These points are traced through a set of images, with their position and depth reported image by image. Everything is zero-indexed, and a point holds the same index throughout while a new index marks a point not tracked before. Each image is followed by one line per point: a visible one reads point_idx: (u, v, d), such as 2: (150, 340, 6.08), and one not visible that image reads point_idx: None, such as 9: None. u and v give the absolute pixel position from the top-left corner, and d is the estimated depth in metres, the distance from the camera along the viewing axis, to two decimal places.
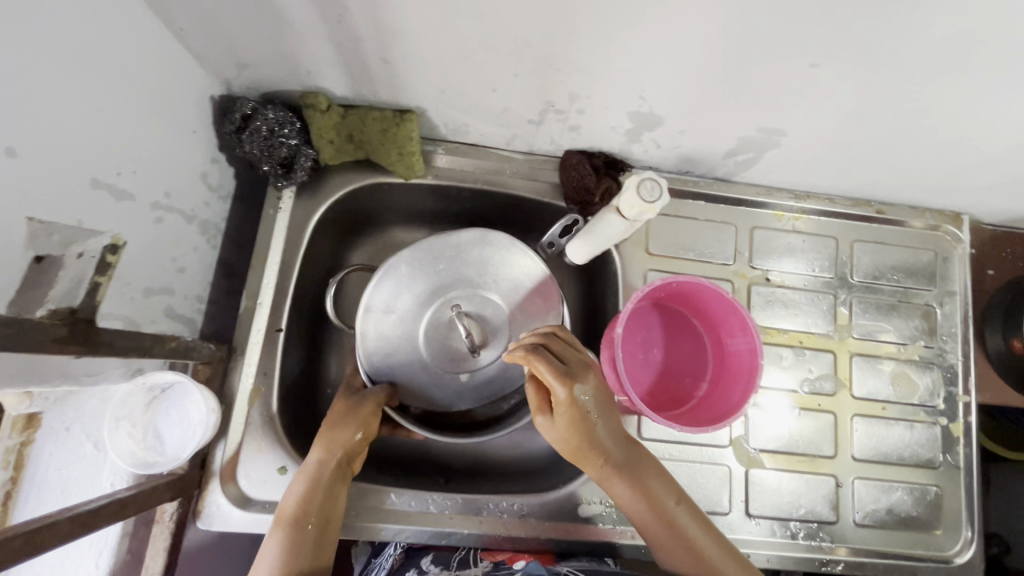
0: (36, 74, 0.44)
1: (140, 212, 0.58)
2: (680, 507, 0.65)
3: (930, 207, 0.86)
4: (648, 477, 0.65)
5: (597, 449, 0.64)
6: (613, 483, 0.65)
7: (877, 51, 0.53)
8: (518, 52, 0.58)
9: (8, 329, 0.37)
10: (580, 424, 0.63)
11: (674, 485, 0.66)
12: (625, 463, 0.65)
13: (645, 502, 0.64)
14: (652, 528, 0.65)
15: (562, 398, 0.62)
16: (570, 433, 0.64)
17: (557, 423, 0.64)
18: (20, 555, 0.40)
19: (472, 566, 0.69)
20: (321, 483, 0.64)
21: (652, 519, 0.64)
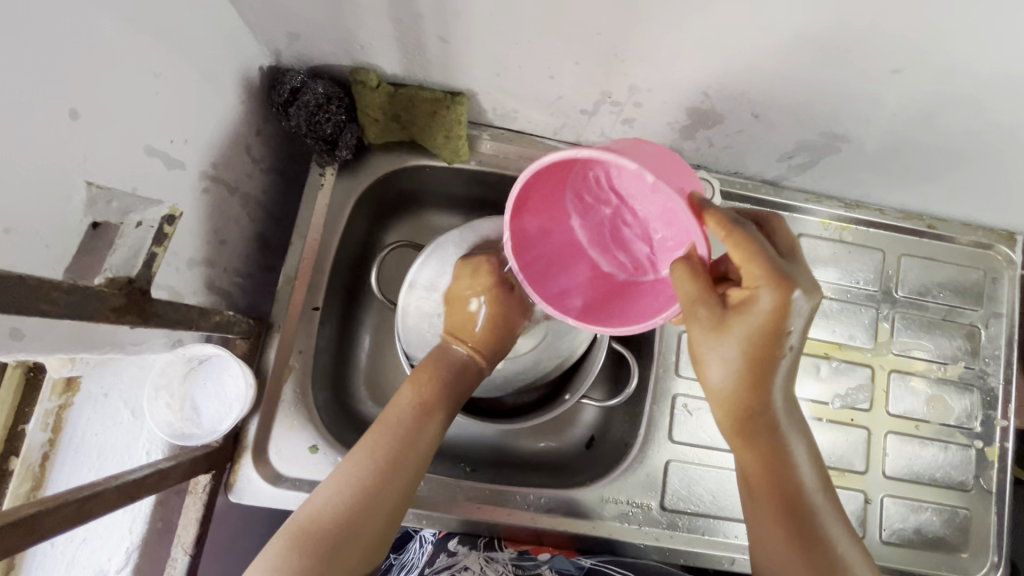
0: (100, 34, 0.42)
1: (190, 181, 0.57)
2: (815, 478, 0.56)
3: (983, 225, 0.84)
4: (780, 440, 0.54)
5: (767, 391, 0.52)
6: (745, 435, 0.54)
7: (962, 59, 0.51)
8: (583, 38, 0.56)
9: (71, 296, 0.36)
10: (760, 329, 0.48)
11: (807, 453, 0.56)
12: (773, 424, 0.54)
13: (771, 471, 0.54)
14: (769, 508, 0.54)
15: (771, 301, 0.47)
16: (773, 329, 0.48)
17: (781, 364, 0.50)
18: (69, 521, 0.41)
19: (499, 549, 0.71)
20: (428, 421, 0.60)
21: (773, 496, 0.54)
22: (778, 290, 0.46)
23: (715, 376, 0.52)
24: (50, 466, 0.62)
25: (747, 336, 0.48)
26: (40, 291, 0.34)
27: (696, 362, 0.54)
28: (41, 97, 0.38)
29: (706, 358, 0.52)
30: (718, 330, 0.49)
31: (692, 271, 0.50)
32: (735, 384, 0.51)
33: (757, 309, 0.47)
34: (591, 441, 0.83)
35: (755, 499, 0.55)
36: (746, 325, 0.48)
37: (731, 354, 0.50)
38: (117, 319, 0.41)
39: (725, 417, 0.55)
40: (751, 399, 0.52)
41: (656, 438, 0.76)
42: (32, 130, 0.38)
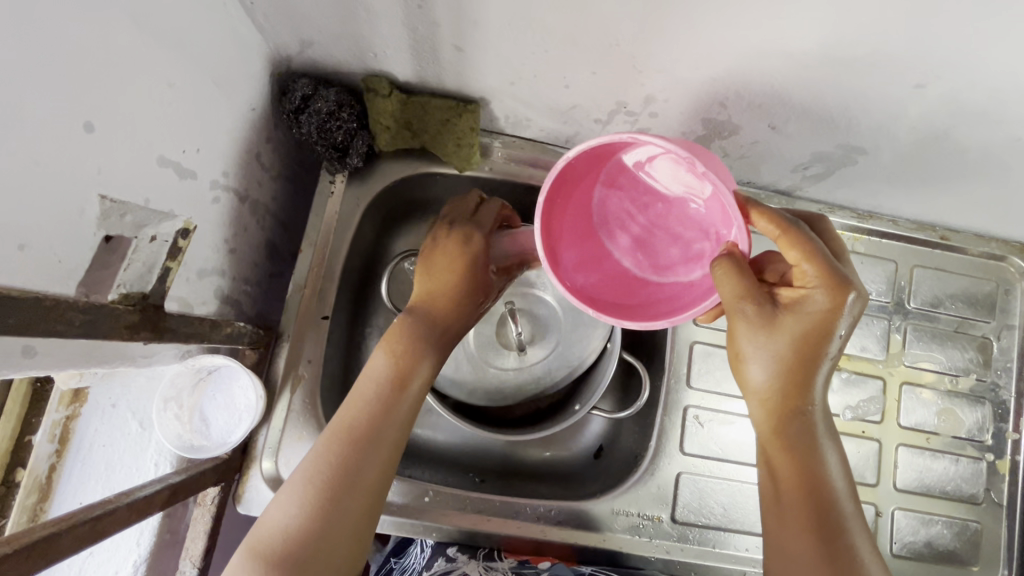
0: (115, 44, 0.42)
1: (202, 192, 0.56)
2: (848, 491, 0.54)
3: (997, 236, 0.83)
4: (816, 446, 0.53)
5: (804, 392, 0.52)
6: (784, 436, 0.53)
7: (983, 75, 0.51)
8: (601, 48, 0.55)
9: (86, 316, 0.36)
10: (811, 325, 0.50)
11: (843, 466, 0.54)
12: (812, 428, 0.53)
13: (805, 476, 0.52)
14: (796, 514, 0.52)
15: (823, 298, 0.50)
16: (823, 327, 0.50)
17: (823, 364, 0.52)
18: (82, 542, 0.40)
19: (498, 559, 0.71)
20: (402, 393, 0.59)
21: (801, 503, 0.52)
22: (832, 291, 0.49)
23: (758, 371, 0.53)
24: (56, 479, 0.61)
25: (793, 331, 0.51)
26: (55, 313, 0.33)
27: (737, 358, 0.55)
28: (56, 110, 0.37)
29: (748, 353, 0.53)
30: (767, 325, 0.51)
31: (734, 270, 0.50)
32: (776, 379, 0.52)
33: (809, 307, 0.50)
34: (600, 451, 0.82)
35: (783, 506, 0.53)
36: (796, 322, 0.51)
37: (774, 348, 0.51)
38: (130, 336, 0.41)
39: (763, 416, 0.54)
40: (792, 398, 0.53)
41: (667, 450, 0.75)
42: (47, 143, 0.37)
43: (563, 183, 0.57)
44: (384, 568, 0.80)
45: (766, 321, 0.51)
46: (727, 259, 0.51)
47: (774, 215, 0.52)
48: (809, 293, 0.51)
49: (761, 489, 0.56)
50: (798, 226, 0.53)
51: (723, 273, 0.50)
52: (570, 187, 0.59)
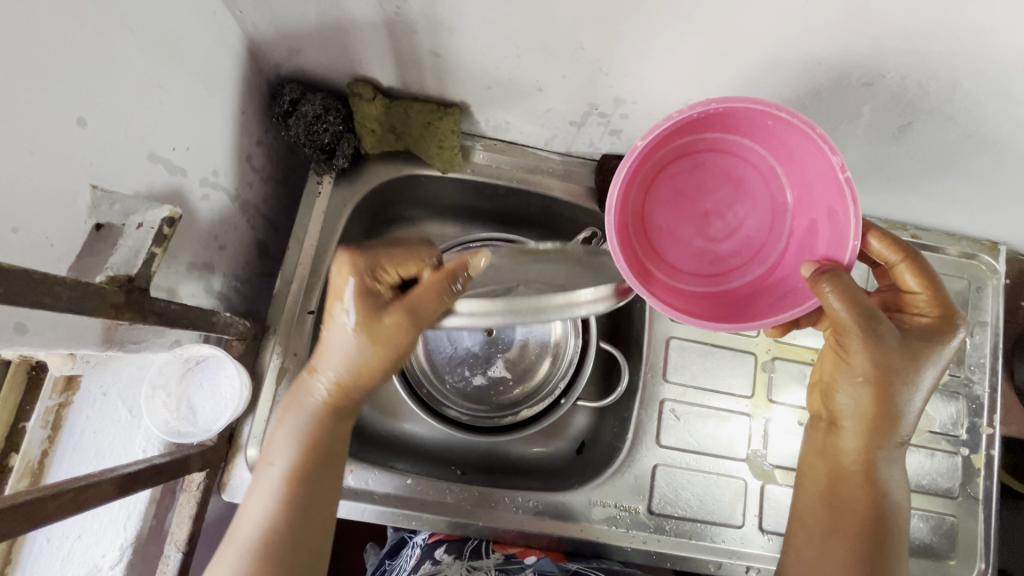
0: (109, 46, 0.45)
1: (191, 188, 0.59)
2: (903, 506, 0.59)
3: (966, 234, 0.85)
4: (889, 469, 0.58)
5: (896, 418, 0.56)
6: (869, 454, 0.57)
7: (926, 75, 0.54)
8: (569, 51, 0.59)
9: (73, 291, 0.38)
10: (925, 353, 0.55)
11: (904, 490, 0.59)
12: (892, 451, 0.57)
13: (874, 493, 0.57)
14: (854, 526, 0.57)
15: (936, 332, 0.56)
16: (928, 359, 0.55)
17: (918, 397, 0.56)
18: (65, 510, 0.42)
19: (484, 556, 0.71)
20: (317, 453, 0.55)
21: (863, 518, 0.57)
22: (946, 328, 0.56)
23: (863, 394, 0.55)
24: (48, 462, 0.63)
25: (910, 358, 0.54)
26: (44, 287, 0.35)
27: (842, 379, 0.57)
28: (50, 105, 0.40)
29: (851, 368, 0.55)
30: (887, 353, 0.53)
31: (853, 288, 0.52)
32: (874, 407, 0.55)
33: (929, 339, 0.55)
34: (582, 446, 0.85)
35: (844, 519, 0.57)
36: (918, 352, 0.54)
37: (890, 376, 0.54)
38: (115, 316, 0.43)
39: (854, 438, 0.57)
40: (887, 420, 0.56)
41: (644, 443, 0.77)
42: (43, 134, 0.40)
43: (712, 115, 0.59)
44: (381, 569, 0.81)
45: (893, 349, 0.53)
46: (843, 271, 0.53)
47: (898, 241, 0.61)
48: (924, 324, 0.56)
49: (820, 504, 0.59)
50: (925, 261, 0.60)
51: (845, 291, 0.52)
52: (695, 132, 0.61)
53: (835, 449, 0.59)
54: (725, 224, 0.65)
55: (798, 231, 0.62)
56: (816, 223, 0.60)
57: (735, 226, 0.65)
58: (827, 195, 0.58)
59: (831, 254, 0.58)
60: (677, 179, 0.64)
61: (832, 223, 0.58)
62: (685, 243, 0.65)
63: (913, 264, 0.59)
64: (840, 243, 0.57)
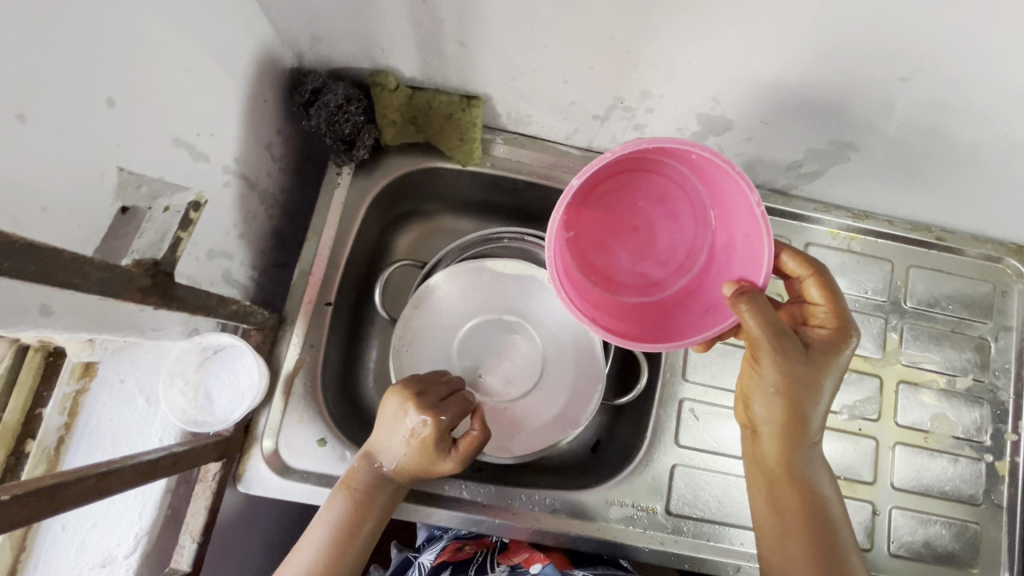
0: (137, 28, 0.44)
1: (213, 175, 0.59)
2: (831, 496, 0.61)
3: (992, 237, 0.84)
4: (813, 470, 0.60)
5: (808, 423, 0.57)
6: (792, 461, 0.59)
7: (969, 70, 0.52)
8: (597, 41, 0.58)
9: (102, 273, 0.37)
10: (827, 362, 0.56)
11: (834, 487, 0.61)
12: (807, 449, 0.59)
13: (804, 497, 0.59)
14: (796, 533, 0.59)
15: (829, 338, 0.57)
16: (828, 365, 0.56)
17: (825, 400, 0.57)
18: (86, 495, 0.42)
19: (490, 571, 0.71)
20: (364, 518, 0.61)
21: (800, 523, 0.59)
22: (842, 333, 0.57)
23: (774, 406, 0.56)
24: (65, 450, 0.62)
25: (814, 368, 0.55)
26: (74, 268, 0.35)
27: (755, 392, 0.57)
28: (80, 84, 0.40)
29: (759, 384, 0.56)
30: (793, 366, 0.54)
31: (760, 306, 0.53)
32: (786, 416, 0.56)
33: (828, 348, 0.56)
34: (597, 446, 0.84)
35: (787, 528, 0.59)
36: (819, 361, 0.56)
37: (796, 387, 0.55)
38: (141, 299, 0.42)
39: (772, 445, 0.58)
40: (799, 427, 0.57)
41: (663, 442, 0.76)
42: (72, 113, 0.40)
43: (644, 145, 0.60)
44: None
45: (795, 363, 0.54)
46: (759, 293, 0.54)
47: (803, 257, 0.61)
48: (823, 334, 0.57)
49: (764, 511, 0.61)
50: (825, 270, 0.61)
51: (752, 311, 0.53)
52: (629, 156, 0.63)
53: (759, 455, 0.60)
54: (653, 241, 0.69)
55: (720, 244, 0.65)
56: (734, 242, 0.63)
57: (661, 240, 0.69)
58: (743, 219, 0.60)
59: (746, 274, 0.59)
60: (608, 196, 0.67)
61: (747, 244, 0.60)
62: (617, 257, 0.69)
63: (817, 282, 0.60)
64: (757, 270, 0.57)
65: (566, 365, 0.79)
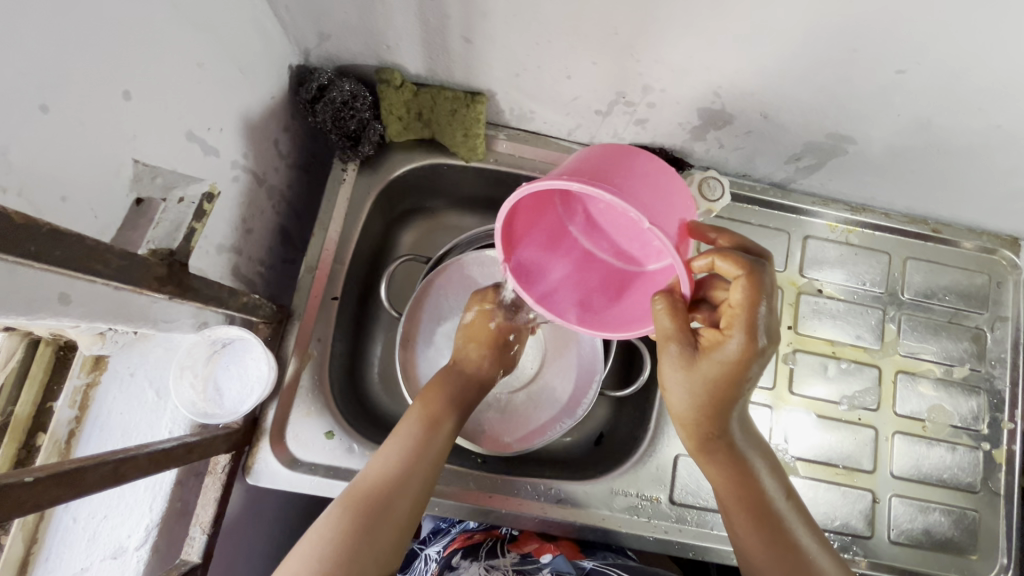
0: (152, 23, 0.45)
1: (223, 169, 0.60)
2: (777, 483, 0.61)
3: (987, 229, 0.85)
4: (742, 459, 0.60)
5: (721, 418, 0.57)
6: (715, 453, 0.60)
7: (963, 63, 0.54)
8: (600, 36, 0.59)
9: (122, 261, 0.38)
10: (730, 364, 0.53)
11: (772, 471, 0.62)
12: (727, 441, 0.59)
13: (736, 488, 0.60)
14: (738, 520, 0.60)
15: (735, 344, 0.52)
16: (734, 367, 0.53)
17: (735, 398, 0.56)
18: (104, 482, 0.42)
19: (501, 556, 0.71)
20: (424, 453, 0.61)
21: (742, 509, 0.60)
22: (745, 338, 0.52)
23: (676, 404, 0.58)
24: (76, 442, 0.62)
25: (713, 369, 0.54)
26: (96, 254, 0.36)
27: (664, 392, 0.59)
28: (97, 77, 0.41)
29: (669, 385, 0.58)
30: (687, 368, 0.55)
31: (673, 309, 0.54)
32: (694, 413, 0.57)
33: (723, 354, 0.53)
34: (601, 438, 0.85)
35: (728, 516, 0.61)
36: (714, 367, 0.54)
37: (693, 387, 0.56)
38: (158, 288, 0.43)
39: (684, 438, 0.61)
40: (712, 423, 0.58)
41: (666, 433, 0.77)
42: (91, 106, 0.41)
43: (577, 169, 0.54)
44: None
45: (687, 365, 0.55)
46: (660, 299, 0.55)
47: (737, 256, 0.53)
48: (726, 339, 0.53)
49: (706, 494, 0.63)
50: (760, 268, 0.52)
51: (663, 312, 0.54)
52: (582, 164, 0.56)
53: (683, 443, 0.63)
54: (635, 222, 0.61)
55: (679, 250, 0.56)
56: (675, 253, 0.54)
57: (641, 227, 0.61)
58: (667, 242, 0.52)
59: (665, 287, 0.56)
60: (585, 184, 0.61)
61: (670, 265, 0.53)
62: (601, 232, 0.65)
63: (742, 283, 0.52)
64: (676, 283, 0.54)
65: (570, 348, 0.81)
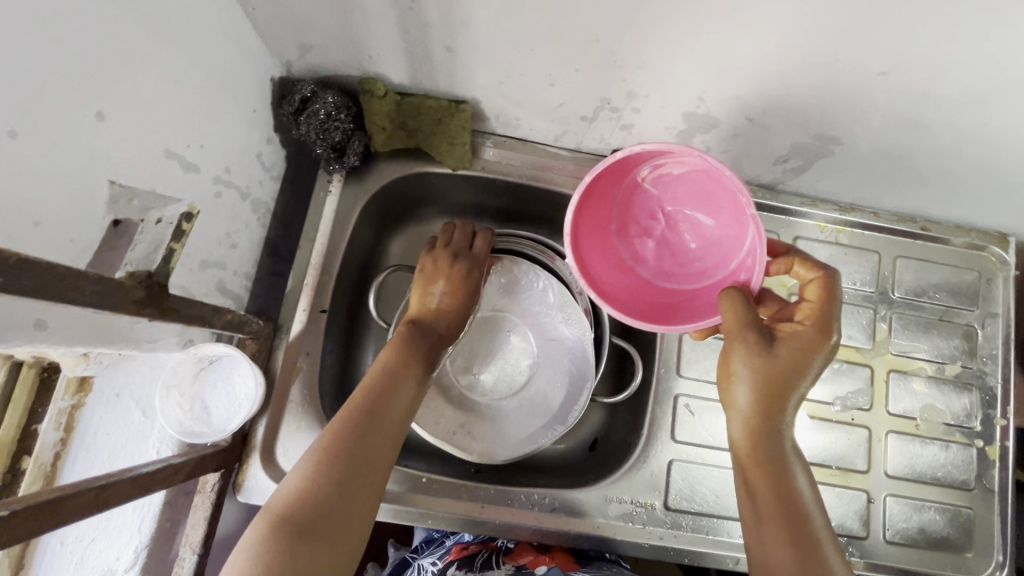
0: (126, 42, 0.45)
1: (205, 185, 0.59)
2: (815, 503, 0.56)
3: (975, 226, 0.85)
4: (787, 465, 0.57)
5: (779, 411, 0.57)
6: (764, 451, 0.57)
7: (945, 65, 0.54)
8: (582, 44, 0.58)
9: (96, 286, 0.38)
10: (805, 352, 0.57)
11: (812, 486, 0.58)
12: (781, 445, 0.57)
13: (776, 490, 0.56)
14: (771, 524, 0.54)
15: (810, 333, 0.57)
16: (805, 356, 0.56)
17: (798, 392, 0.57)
18: (86, 509, 0.42)
19: (496, 567, 0.72)
20: (387, 414, 0.59)
21: (779, 514, 0.55)
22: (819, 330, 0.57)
23: (739, 390, 0.58)
24: (61, 466, 0.62)
25: (784, 357, 0.56)
26: (69, 282, 0.35)
27: (727, 380, 0.60)
28: (68, 100, 0.40)
29: (735, 373, 0.58)
30: (759, 353, 0.57)
31: (742, 301, 0.58)
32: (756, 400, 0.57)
33: (800, 342, 0.57)
34: (595, 443, 0.85)
35: (761, 521, 0.55)
36: (794, 352, 0.57)
37: (761, 374, 0.57)
38: (136, 311, 0.43)
39: (739, 434, 0.59)
40: (769, 416, 0.57)
41: (660, 438, 0.76)
42: (62, 129, 0.40)
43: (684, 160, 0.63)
44: None
45: (767, 349, 0.57)
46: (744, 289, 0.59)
47: (813, 261, 0.62)
48: (804, 330, 0.58)
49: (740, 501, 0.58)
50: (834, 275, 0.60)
51: (733, 301, 0.58)
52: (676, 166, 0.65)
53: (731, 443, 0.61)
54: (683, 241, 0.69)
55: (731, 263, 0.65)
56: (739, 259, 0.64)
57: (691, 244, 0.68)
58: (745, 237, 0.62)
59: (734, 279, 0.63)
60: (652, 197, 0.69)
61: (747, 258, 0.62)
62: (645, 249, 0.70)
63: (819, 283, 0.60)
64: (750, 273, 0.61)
65: (560, 364, 0.79)
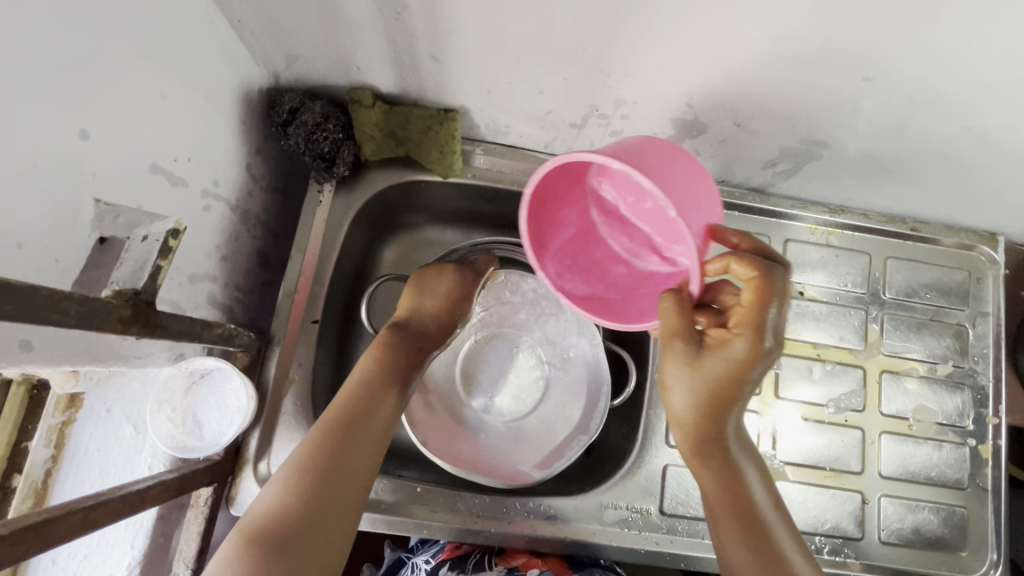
0: (109, 60, 0.45)
1: (193, 198, 0.59)
2: (768, 499, 0.59)
3: (965, 226, 0.86)
4: (736, 465, 0.59)
5: (721, 419, 0.57)
6: (712, 456, 0.58)
7: (929, 70, 0.54)
8: (568, 52, 0.58)
9: (81, 307, 0.38)
10: (742, 362, 0.53)
11: (763, 481, 0.61)
12: (723, 449, 0.58)
13: (729, 492, 0.58)
14: (727, 524, 0.58)
15: (742, 345, 0.52)
16: (743, 367, 0.53)
17: (737, 401, 0.55)
18: (75, 530, 0.42)
19: (487, 569, 0.72)
20: (360, 425, 0.59)
21: (734, 514, 0.58)
22: (752, 340, 0.52)
23: (677, 402, 0.57)
24: (52, 483, 0.63)
25: (718, 367, 0.54)
26: (53, 304, 0.35)
27: (665, 389, 0.58)
28: (51, 119, 0.40)
29: (671, 382, 0.57)
30: (694, 365, 0.54)
31: (678, 305, 0.54)
32: (698, 411, 0.56)
33: (729, 353, 0.53)
34: (590, 449, 0.84)
35: (719, 521, 0.58)
36: (726, 364, 0.53)
37: (696, 385, 0.55)
38: (123, 330, 0.42)
39: (680, 440, 0.60)
40: (710, 425, 0.57)
41: (654, 443, 0.76)
42: (46, 149, 0.40)
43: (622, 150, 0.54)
44: None
45: (692, 361, 0.54)
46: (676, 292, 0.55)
47: (751, 259, 0.54)
48: (734, 339, 0.53)
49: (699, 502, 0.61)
50: (774, 271, 0.53)
51: (669, 307, 0.54)
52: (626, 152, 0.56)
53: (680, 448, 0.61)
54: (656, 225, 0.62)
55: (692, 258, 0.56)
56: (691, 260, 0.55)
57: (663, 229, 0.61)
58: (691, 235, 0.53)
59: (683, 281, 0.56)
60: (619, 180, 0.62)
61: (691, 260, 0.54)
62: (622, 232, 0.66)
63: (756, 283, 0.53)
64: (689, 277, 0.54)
65: (576, 383, 0.80)
